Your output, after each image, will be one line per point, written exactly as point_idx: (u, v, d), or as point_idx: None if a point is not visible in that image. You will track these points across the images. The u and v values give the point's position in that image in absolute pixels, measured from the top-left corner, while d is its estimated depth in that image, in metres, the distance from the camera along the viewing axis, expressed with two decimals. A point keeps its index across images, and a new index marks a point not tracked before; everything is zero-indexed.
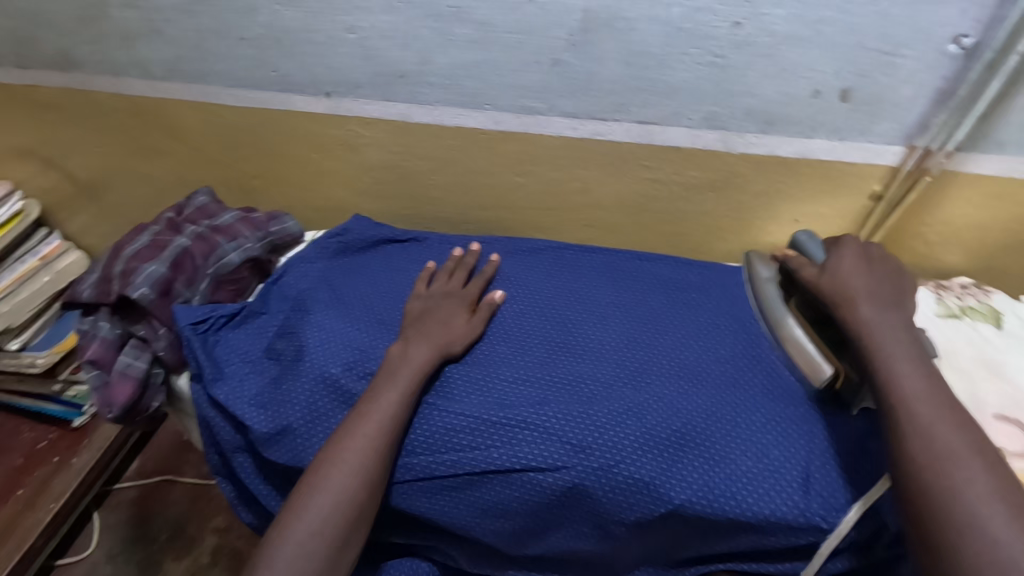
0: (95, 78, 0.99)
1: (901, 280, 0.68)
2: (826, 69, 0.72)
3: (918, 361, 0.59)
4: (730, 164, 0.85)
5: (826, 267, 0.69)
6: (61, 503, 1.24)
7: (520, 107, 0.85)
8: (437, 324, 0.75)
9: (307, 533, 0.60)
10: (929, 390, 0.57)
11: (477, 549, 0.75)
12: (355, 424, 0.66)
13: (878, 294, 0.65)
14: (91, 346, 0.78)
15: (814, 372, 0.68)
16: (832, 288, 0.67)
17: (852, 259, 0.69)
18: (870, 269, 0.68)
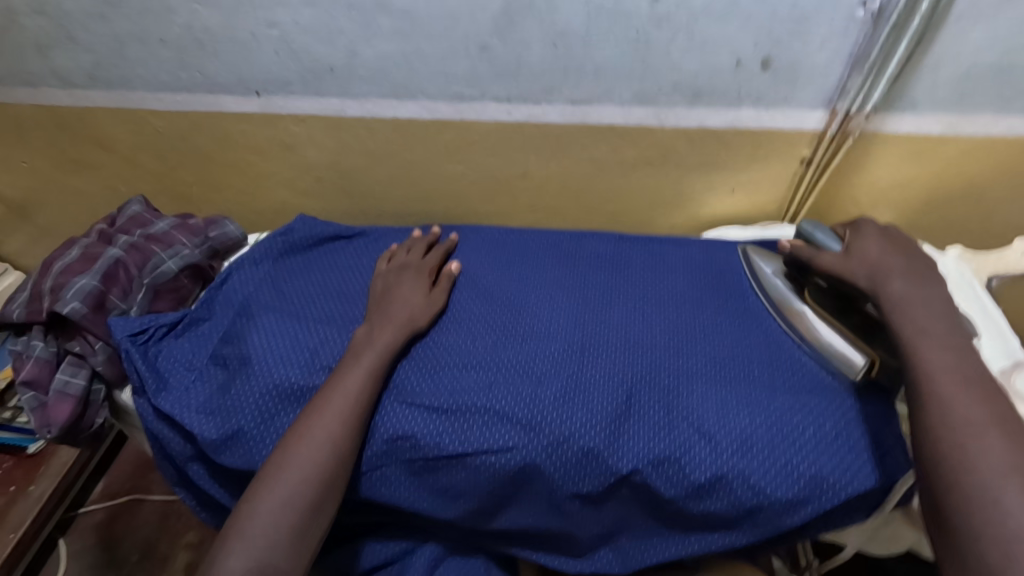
0: (12, 91, 0.95)
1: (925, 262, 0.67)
2: (745, 39, 0.74)
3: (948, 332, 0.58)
4: (664, 138, 0.86)
5: (849, 251, 0.69)
6: (21, 533, 1.20)
7: (452, 95, 0.85)
8: (383, 312, 0.76)
9: (278, 503, 0.60)
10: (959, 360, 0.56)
11: (450, 528, 0.75)
12: (321, 402, 0.66)
13: (917, 274, 0.64)
14: (26, 366, 0.76)
15: (848, 364, 0.67)
16: (863, 270, 0.66)
17: (875, 245, 0.68)
18: (899, 251, 0.67)
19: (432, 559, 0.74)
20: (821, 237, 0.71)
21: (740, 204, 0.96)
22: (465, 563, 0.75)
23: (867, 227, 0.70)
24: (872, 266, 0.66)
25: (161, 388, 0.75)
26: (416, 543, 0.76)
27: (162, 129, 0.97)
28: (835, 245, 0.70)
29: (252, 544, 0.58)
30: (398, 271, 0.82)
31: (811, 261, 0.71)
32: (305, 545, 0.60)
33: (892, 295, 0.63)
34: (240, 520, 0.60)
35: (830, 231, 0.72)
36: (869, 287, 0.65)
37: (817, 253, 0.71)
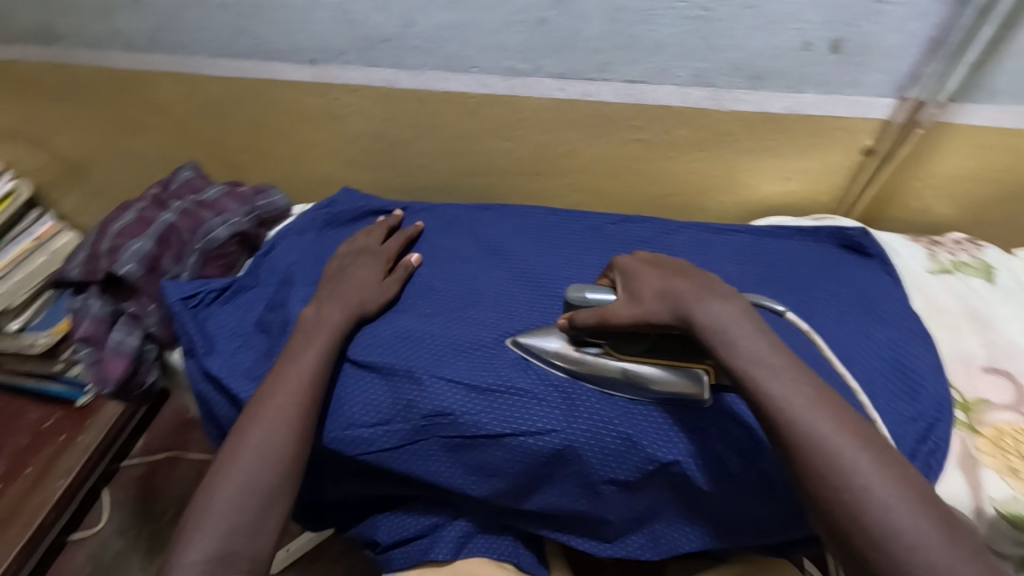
0: (77, 52, 0.98)
1: (700, 271, 0.61)
2: (816, 19, 0.71)
3: (770, 350, 0.52)
4: (721, 121, 0.84)
5: (633, 292, 0.61)
6: (70, 479, 1.28)
7: (504, 69, 0.84)
8: (342, 287, 0.76)
9: (237, 491, 0.60)
10: (801, 382, 0.50)
11: (482, 505, 0.75)
12: (271, 393, 0.66)
13: (710, 290, 0.57)
14: (83, 323, 0.79)
15: (688, 385, 0.63)
16: (661, 306, 0.57)
17: (653, 273, 0.61)
18: (674, 271, 0.61)
19: (462, 534, 0.75)
20: (589, 293, 0.65)
21: (794, 192, 0.93)
22: (496, 540, 0.75)
23: (625, 264, 0.65)
24: (666, 294, 0.58)
25: (209, 353, 0.77)
26: (445, 519, 0.76)
27: (216, 95, 0.98)
28: (609, 296, 0.64)
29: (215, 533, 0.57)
30: (357, 251, 0.82)
31: (599, 326, 0.62)
32: (268, 533, 0.60)
33: (710, 328, 0.54)
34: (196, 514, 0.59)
35: (597, 286, 0.65)
36: (683, 324, 0.56)
37: (598, 317, 0.62)
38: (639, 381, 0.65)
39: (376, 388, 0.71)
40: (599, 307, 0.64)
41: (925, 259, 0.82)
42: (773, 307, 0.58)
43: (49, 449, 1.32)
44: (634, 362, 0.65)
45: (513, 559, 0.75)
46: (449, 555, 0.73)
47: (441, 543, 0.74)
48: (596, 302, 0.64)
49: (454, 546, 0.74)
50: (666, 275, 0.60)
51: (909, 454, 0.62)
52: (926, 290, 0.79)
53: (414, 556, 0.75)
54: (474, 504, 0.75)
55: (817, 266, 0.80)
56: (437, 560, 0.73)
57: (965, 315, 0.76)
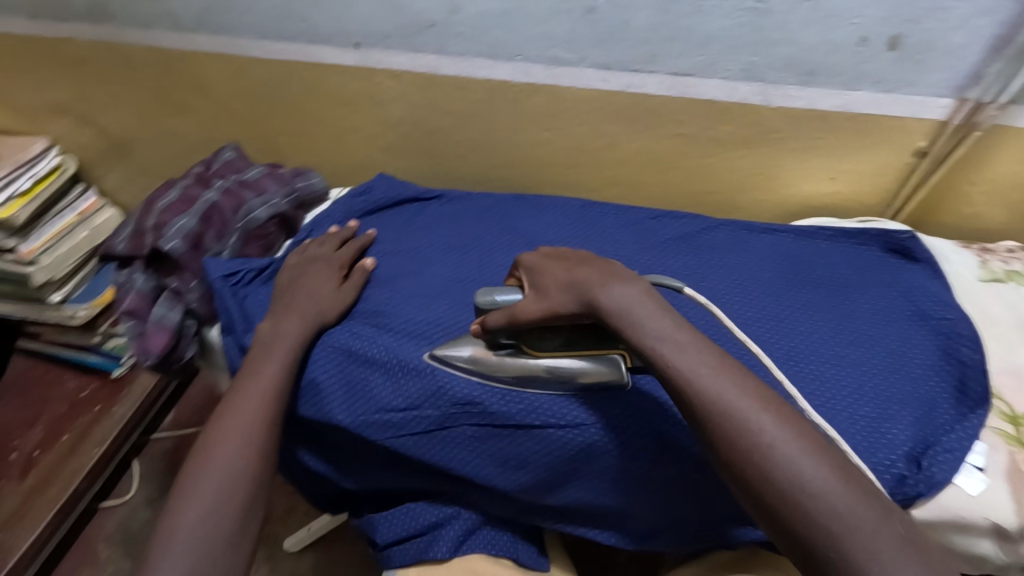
0: (127, 31, 1.01)
1: (602, 259, 0.63)
2: (875, 14, 0.69)
3: (670, 326, 0.54)
4: (767, 118, 0.82)
5: (540, 287, 0.62)
6: (104, 448, 1.32)
7: (550, 58, 0.83)
8: (289, 302, 0.74)
9: (206, 510, 0.59)
10: (703, 353, 0.52)
11: (499, 501, 0.74)
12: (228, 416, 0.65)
13: (612, 274, 0.59)
14: (128, 297, 0.81)
15: (609, 373, 0.63)
16: (567, 296, 0.59)
17: (557, 265, 0.63)
18: (574, 262, 0.62)
19: (462, 531, 0.74)
20: (498, 296, 0.65)
21: (838, 194, 0.90)
22: (497, 534, 0.75)
23: (528, 260, 0.66)
24: (572, 285, 0.59)
25: (247, 331, 0.77)
26: (445, 517, 0.75)
27: (260, 77, 1.00)
28: (516, 295, 0.65)
29: (185, 553, 0.56)
30: (308, 261, 0.80)
31: (511, 324, 0.62)
32: (246, 544, 0.59)
33: (614, 311, 0.56)
34: (164, 533, 0.57)
35: (498, 291, 0.65)
36: (590, 312, 0.57)
37: (509, 316, 0.62)
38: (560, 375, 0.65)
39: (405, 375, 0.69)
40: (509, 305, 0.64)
41: (977, 267, 0.80)
42: (671, 284, 0.61)
43: (84, 418, 1.36)
44: (550, 358, 0.65)
45: (512, 555, 0.74)
46: (449, 553, 0.72)
47: (441, 541, 0.73)
48: (501, 304, 0.65)
49: (453, 544, 0.73)
50: (568, 265, 0.61)
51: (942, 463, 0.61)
52: (973, 300, 0.76)
53: (413, 554, 0.73)
54: (489, 501, 0.74)
55: (861, 271, 0.78)
56: (437, 558, 0.72)
57: (1016, 329, 0.73)
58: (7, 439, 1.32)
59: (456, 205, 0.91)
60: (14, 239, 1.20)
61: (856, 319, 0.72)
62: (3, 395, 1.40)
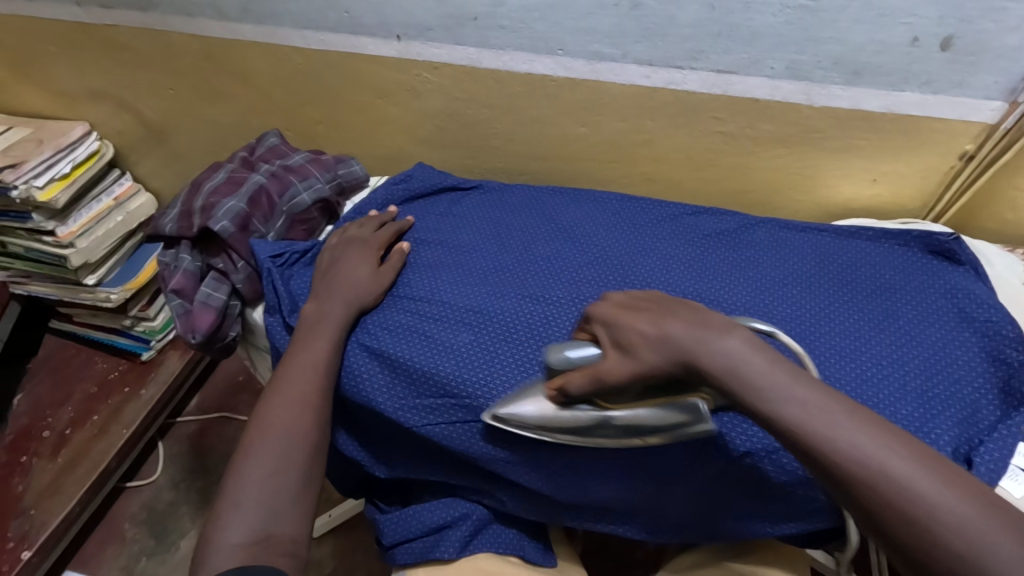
0: (171, 19, 1.02)
1: (685, 303, 0.58)
2: (929, 14, 0.69)
3: (781, 373, 0.49)
4: (810, 118, 0.82)
5: (622, 343, 0.57)
6: (132, 430, 1.33)
7: (592, 53, 0.83)
8: (327, 282, 0.77)
9: (258, 489, 0.61)
10: (822, 401, 0.48)
11: (529, 501, 0.73)
12: (274, 399, 0.67)
13: (706, 327, 0.53)
14: (175, 276, 0.82)
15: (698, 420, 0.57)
16: (662, 355, 0.53)
17: (637, 316, 0.57)
18: (658, 312, 0.57)
19: (468, 531, 0.75)
20: (570, 353, 0.61)
21: (878, 196, 0.90)
22: (505, 531, 0.77)
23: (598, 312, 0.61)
24: (663, 341, 0.54)
25: (291, 311, 0.79)
26: (450, 520, 0.76)
27: (299, 67, 1.01)
28: (592, 350, 0.60)
29: (242, 524, 0.58)
30: (347, 242, 0.81)
31: (597, 387, 0.58)
32: (289, 523, 0.60)
33: (722, 371, 0.50)
34: (223, 510, 0.59)
35: (564, 349, 0.61)
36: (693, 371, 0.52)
37: (593, 379, 0.57)
38: (643, 427, 0.59)
39: (444, 360, 0.70)
40: (588, 365, 0.60)
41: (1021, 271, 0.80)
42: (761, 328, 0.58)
43: (114, 398, 1.38)
44: (628, 412, 0.59)
45: (520, 553, 0.75)
46: (455, 553, 0.73)
47: (446, 543, 0.74)
48: (576, 364, 0.60)
49: (459, 544, 0.74)
50: (652, 319, 0.56)
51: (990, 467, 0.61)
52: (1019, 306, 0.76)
53: (419, 553, 0.74)
54: (518, 502, 0.74)
55: (906, 272, 0.77)
56: (442, 558, 0.73)
57: None
58: (39, 417, 1.35)
59: (494, 195, 0.91)
60: (53, 221, 1.23)
61: (900, 321, 0.71)
62: (36, 374, 1.43)
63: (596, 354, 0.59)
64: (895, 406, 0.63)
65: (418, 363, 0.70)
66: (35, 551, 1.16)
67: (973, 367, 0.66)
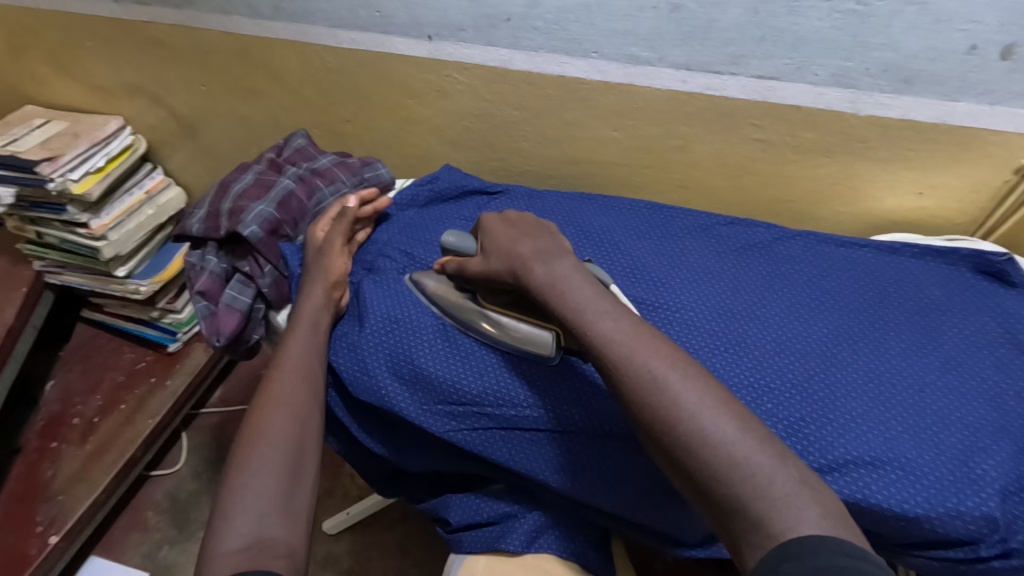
0: (206, 16, 1.03)
1: (547, 229, 0.67)
2: (988, 20, 0.65)
3: (595, 298, 0.56)
4: (856, 127, 0.78)
5: (488, 251, 0.66)
6: (158, 420, 1.34)
7: (627, 57, 0.81)
8: (318, 265, 0.78)
9: (260, 490, 0.59)
10: (621, 320, 0.53)
11: (561, 502, 0.72)
12: (273, 400, 0.67)
13: (547, 252, 0.61)
14: (201, 278, 0.82)
15: (536, 341, 0.65)
16: (503, 266, 0.63)
17: (505, 230, 0.66)
18: (519, 232, 0.65)
19: (533, 527, 0.73)
20: (459, 243, 0.70)
21: (926, 209, 0.86)
22: (565, 540, 0.72)
23: (486, 223, 0.69)
24: (509, 254, 0.63)
25: None
26: (519, 510, 0.74)
27: (330, 65, 1.00)
28: (471, 247, 0.70)
29: (243, 524, 0.56)
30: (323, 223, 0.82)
31: (460, 273, 0.69)
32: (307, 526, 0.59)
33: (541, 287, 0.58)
34: (223, 509, 0.58)
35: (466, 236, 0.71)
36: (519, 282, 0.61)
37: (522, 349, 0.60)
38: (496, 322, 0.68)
39: (459, 366, 0.69)
40: (465, 254, 0.70)
41: None
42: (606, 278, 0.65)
43: (141, 388, 1.40)
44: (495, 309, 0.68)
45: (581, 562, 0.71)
46: (519, 548, 0.71)
47: (512, 535, 0.72)
48: (458, 249, 0.70)
49: (524, 539, 0.72)
50: (512, 233, 0.65)
51: None
52: None
53: (484, 542, 0.74)
54: (551, 501, 0.73)
55: (951, 292, 0.73)
56: (507, 550, 0.72)
57: None
58: (70, 404, 1.38)
59: (522, 201, 0.89)
60: (86, 214, 1.24)
61: (946, 342, 0.68)
62: (68, 362, 1.46)
63: (472, 247, 0.70)
64: (949, 436, 0.60)
65: (434, 369, 0.69)
66: (62, 535, 1.18)
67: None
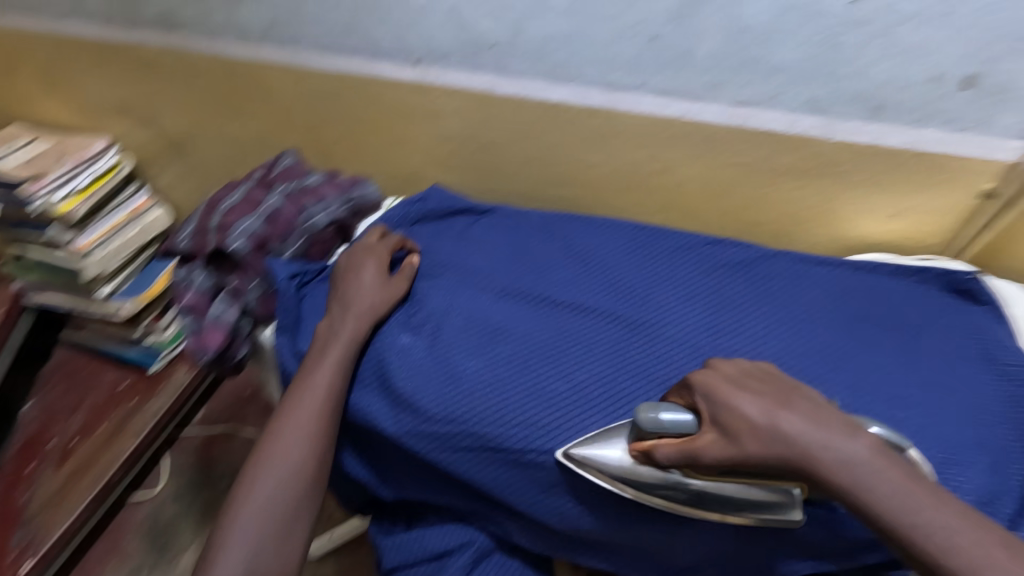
0: (196, 40, 1.04)
1: (801, 391, 0.54)
2: (950, 53, 0.68)
3: (912, 493, 0.47)
4: (828, 152, 0.81)
5: (724, 424, 0.53)
6: (138, 441, 1.33)
7: (608, 83, 0.84)
8: (342, 290, 0.77)
9: (256, 517, 0.65)
10: (914, 489, 0.47)
11: (532, 531, 0.72)
12: (281, 424, 0.70)
13: (827, 427, 0.50)
14: (190, 291, 0.87)
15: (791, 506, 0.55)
16: (771, 451, 0.51)
17: (748, 399, 0.53)
18: (770, 398, 0.53)
19: (469, 560, 0.74)
20: (661, 415, 0.55)
21: (897, 231, 0.89)
22: (508, 560, 0.76)
23: (702, 384, 0.56)
24: (774, 431, 0.51)
25: (296, 332, 0.79)
26: (453, 546, 0.75)
27: (320, 88, 1.02)
28: (689, 417, 0.56)
29: (238, 549, 0.63)
30: (359, 252, 0.81)
31: (690, 463, 0.55)
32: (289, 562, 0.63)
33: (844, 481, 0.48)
34: (225, 529, 0.65)
35: (664, 408, 0.56)
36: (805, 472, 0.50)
37: (687, 453, 0.55)
38: (722, 500, 0.57)
39: (449, 387, 0.69)
40: (682, 432, 0.56)
41: None
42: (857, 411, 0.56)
43: (122, 408, 1.38)
44: (712, 482, 0.57)
45: None
46: None
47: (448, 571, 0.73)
48: (667, 429, 0.55)
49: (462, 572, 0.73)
50: (761, 407, 0.52)
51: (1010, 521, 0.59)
52: None
53: None
54: (521, 532, 0.73)
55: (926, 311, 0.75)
56: None
57: None
58: (49, 425, 1.36)
59: (511, 222, 0.91)
60: (70, 233, 1.23)
61: (925, 364, 0.69)
62: (47, 382, 1.44)
63: (678, 414, 0.56)
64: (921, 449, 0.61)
65: (420, 388, 0.69)
66: (37, 560, 1.16)
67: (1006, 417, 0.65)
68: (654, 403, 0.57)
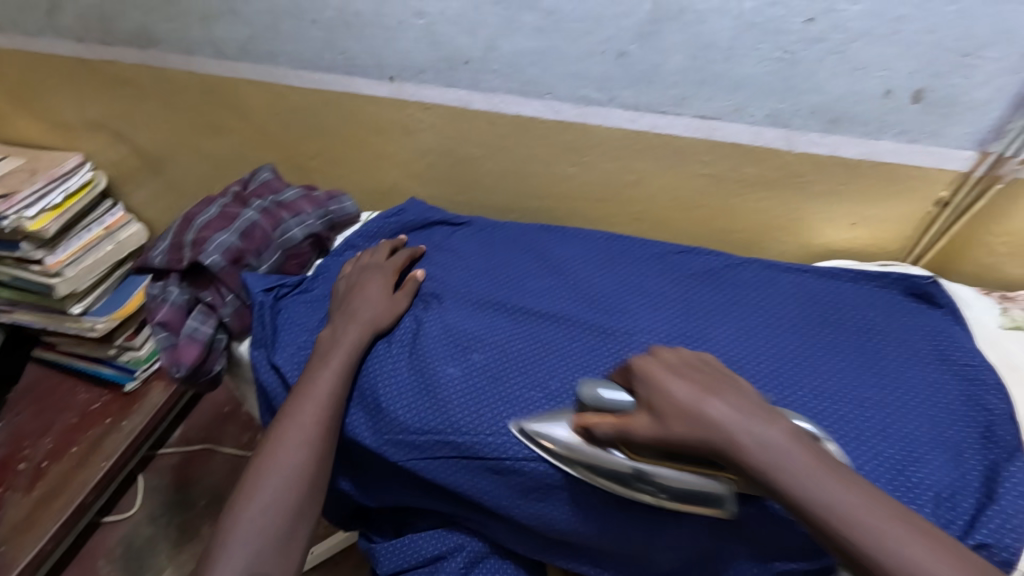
0: (170, 57, 1.04)
1: (735, 383, 0.57)
2: (900, 68, 0.72)
3: (817, 471, 0.49)
4: (791, 163, 0.85)
5: (656, 407, 0.56)
6: (112, 462, 1.30)
7: (578, 98, 0.86)
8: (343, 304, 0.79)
9: (257, 522, 0.62)
10: (820, 469, 0.49)
11: (518, 536, 0.72)
12: (281, 428, 0.68)
13: (751, 413, 0.53)
14: (162, 308, 0.83)
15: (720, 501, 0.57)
16: (692, 433, 0.53)
17: (681, 383, 0.57)
18: (702, 384, 0.56)
19: (463, 563, 0.74)
20: (600, 392, 0.60)
21: (860, 238, 0.92)
22: (502, 564, 0.76)
23: (642, 372, 0.59)
24: (696, 414, 0.54)
25: (274, 345, 0.79)
26: (447, 550, 0.75)
27: (296, 104, 1.03)
28: (625, 398, 0.60)
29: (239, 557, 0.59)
30: (363, 268, 0.83)
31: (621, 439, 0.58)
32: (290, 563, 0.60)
33: (759, 462, 0.50)
34: (222, 539, 0.61)
35: (603, 386, 0.61)
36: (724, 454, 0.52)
37: (619, 428, 0.58)
38: (654, 483, 0.59)
39: (427, 399, 0.69)
40: (619, 411, 0.59)
41: (998, 315, 0.81)
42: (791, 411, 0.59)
43: (95, 429, 1.36)
44: (652, 463, 0.59)
45: None
46: None
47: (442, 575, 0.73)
48: (605, 404, 0.59)
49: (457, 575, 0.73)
50: (689, 391, 0.56)
51: (976, 508, 0.60)
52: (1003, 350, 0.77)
53: None
54: (507, 536, 0.73)
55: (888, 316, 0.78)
56: None
57: None
58: (18, 448, 1.32)
59: (486, 233, 0.92)
60: (41, 251, 1.21)
61: (888, 367, 0.71)
62: (17, 404, 1.41)
63: (614, 392, 0.60)
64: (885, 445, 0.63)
65: (399, 402, 0.70)
66: None
67: (964, 415, 0.67)
68: (596, 382, 0.62)
